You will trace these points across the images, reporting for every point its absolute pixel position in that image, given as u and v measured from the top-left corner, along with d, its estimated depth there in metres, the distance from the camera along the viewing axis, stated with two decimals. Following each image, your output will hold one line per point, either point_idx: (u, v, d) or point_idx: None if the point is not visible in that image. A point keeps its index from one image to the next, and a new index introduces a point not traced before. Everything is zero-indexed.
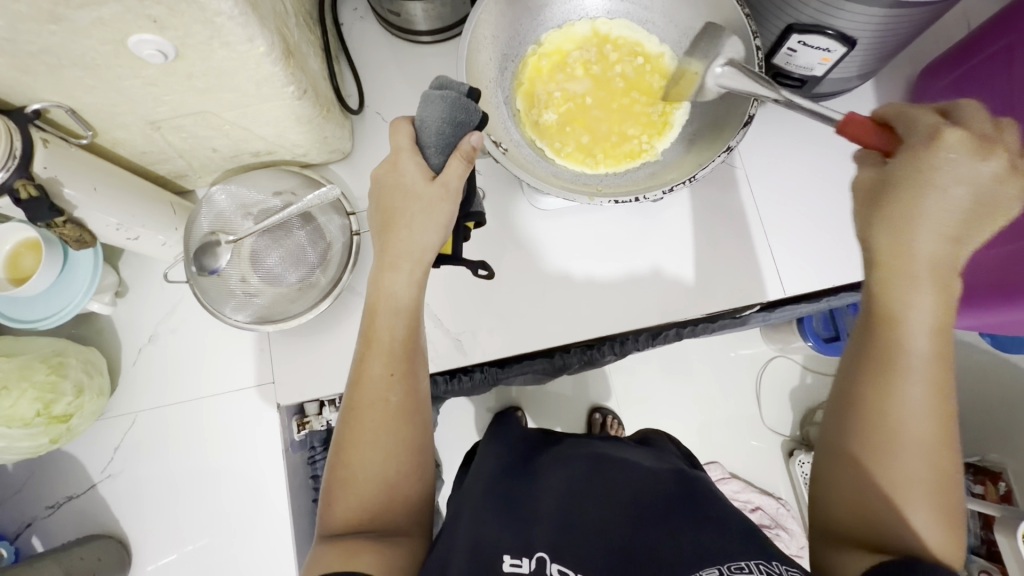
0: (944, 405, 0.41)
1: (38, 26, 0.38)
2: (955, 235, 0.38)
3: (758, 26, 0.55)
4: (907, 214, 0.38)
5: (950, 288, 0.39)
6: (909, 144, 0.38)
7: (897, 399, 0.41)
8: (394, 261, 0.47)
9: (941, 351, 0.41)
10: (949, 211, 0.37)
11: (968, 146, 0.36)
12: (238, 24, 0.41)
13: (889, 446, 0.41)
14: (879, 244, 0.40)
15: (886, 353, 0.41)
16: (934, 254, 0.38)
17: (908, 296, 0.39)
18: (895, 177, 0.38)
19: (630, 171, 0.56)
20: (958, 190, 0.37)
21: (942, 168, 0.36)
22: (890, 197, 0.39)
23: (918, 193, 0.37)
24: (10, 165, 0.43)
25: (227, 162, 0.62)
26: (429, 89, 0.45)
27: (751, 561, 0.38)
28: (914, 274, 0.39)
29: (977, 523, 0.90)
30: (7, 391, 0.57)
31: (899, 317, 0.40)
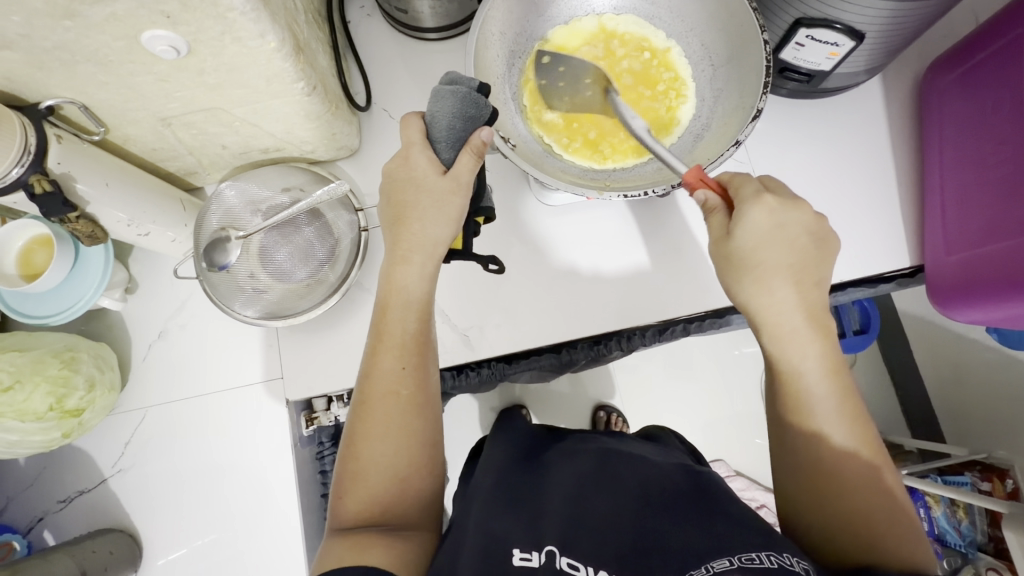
0: (864, 430, 0.44)
1: (53, 22, 0.38)
2: (803, 281, 0.46)
3: (765, 21, 0.55)
4: (760, 273, 0.45)
5: (822, 329, 0.46)
6: (744, 203, 0.45)
7: (818, 436, 0.44)
8: (405, 254, 0.47)
9: (841, 383, 0.45)
10: (792, 262, 0.45)
11: (785, 205, 0.45)
12: (250, 20, 0.41)
13: (831, 475, 0.43)
14: (750, 305, 0.46)
15: (793, 396, 0.46)
16: (797, 302, 0.45)
17: (792, 345, 0.45)
18: (745, 234, 0.45)
19: (639, 166, 0.55)
20: (790, 241, 0.45)
21: (772, 225, 0.44)
22: (745, 256, 0.45)
23: (761, 249, 0.45)
24: (25, 160, 0.44)
25: (237, 159, 0.63)
26: (439, 85, 0.45)
27: (762, 553, 0.38)
28: (785, 325, 0.45)
29: (984, 520, 0.90)
30: (19, 386, 0.57)
31: (790, 364, 0.46)
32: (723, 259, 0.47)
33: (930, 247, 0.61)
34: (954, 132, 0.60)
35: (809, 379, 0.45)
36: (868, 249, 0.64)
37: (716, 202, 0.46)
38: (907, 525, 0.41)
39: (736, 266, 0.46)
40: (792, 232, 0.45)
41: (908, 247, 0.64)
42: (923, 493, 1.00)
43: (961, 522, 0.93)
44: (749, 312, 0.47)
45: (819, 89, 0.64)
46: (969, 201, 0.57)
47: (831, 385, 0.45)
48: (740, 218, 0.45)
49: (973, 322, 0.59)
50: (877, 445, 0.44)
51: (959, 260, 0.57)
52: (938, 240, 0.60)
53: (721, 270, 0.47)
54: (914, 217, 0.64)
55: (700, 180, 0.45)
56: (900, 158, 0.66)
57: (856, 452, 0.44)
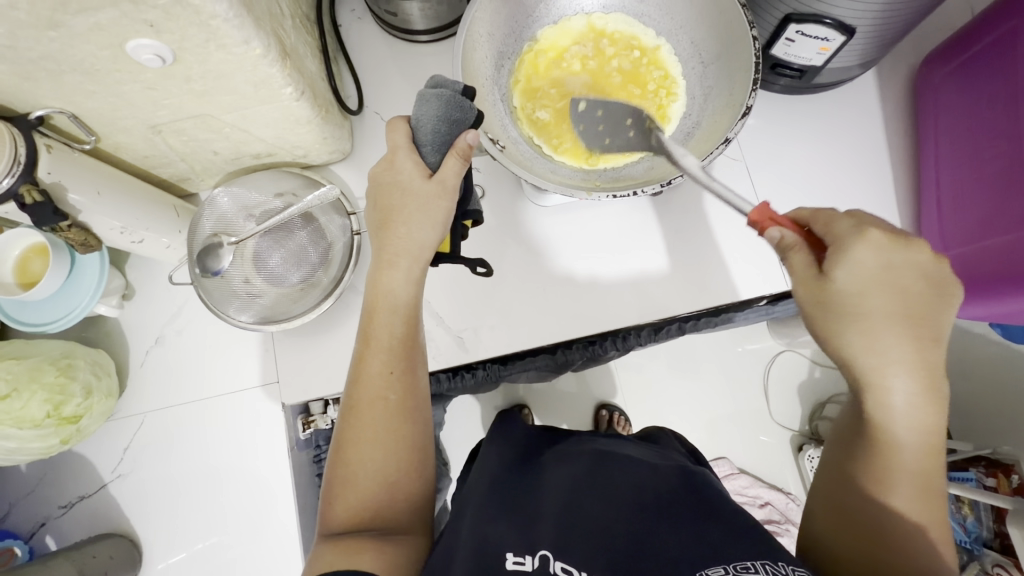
0: (938, 498, 0.41)
1: (37, 33, 0.38)
2: (920, 335, 0.39)
3: (756, 17, 0.55)
4: (867, 321, 0.38)
5: (934, 391, 0.39)
6: (846, 242, 0.38)
7: (889, 494, 0.41)
8: (392, 258, 0.47)
9: (934, 451, 0.41)
10: (907, 312, 0.38)
11: (897, 245, 0.38)
12: (234, 27, 0.41)
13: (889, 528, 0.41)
14: (852, 353, 0.39)
15: (877, 452, 0.41)
16: (913, 360, 0.38)
17: (894, 400, 0.39)
18: (849, 276, 0.38)
19: (629, 166, 0.55)
20: (904, 286, 0.38)
21: (880, 268, 0.38)
22: (847, 301, 0.39)
23: (865, 296, 0.38)
24: (15, 171, 0.44)
25: (229, 165, 0.63)
26: (424, 88, 0.45)
27: (757, 562, 0.38)
28: (890, 383, 0.39)
29: (990, 516, 0.89)
30: (17, 394, 0.57)
31: (886, 419, 0.40)
32: (814, 302, 0.40)
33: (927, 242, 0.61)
34: (949, 128, 0.59)
35: (904, 440, 0.40)
36: None
37: (796, 241, 0.40)
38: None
39: (836, 311, 0.39)
40: (906, 277, 0.38)
41: None
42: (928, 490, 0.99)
43: (966, 518, 0.93)
44: (848, 362, 0.40)
45: (813, 84, 0.63)
46: (964, 196, 0.56)
47: (925, 453, 0.40)
48: (845, 258, 0.38)
49: (970, 318, 0.59)
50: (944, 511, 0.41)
51: (955, 255, 0.56)
52: (934, 235, 0.60)
53: (808, 312, 0.41)
54: (910, 213, 0.64)
55: (771, 219, 0.41)
56: (895, 153, 0.65)
57: (922, 513, 0.41)
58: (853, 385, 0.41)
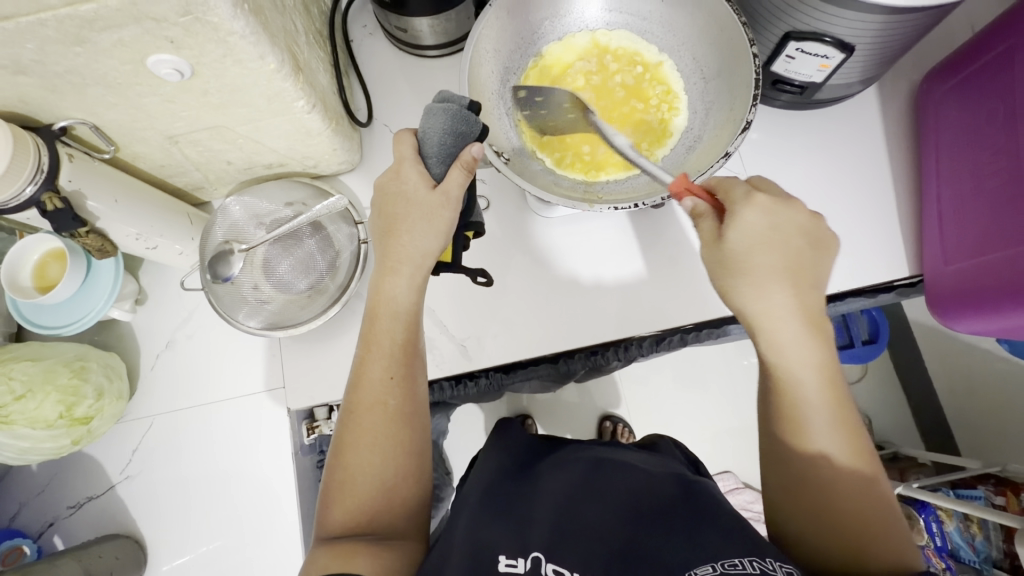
0: (855, 435, 0.43)
1: (64, 48, 0.40)
2: (800, 282, 0.44)
3: (756, 35, 0.56)
4: (756, 273, 0.43)
5: (820, 332, 0.44)
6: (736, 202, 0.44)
7: (812, 442, 0.42)
8: (395, 265, 0.48)
9: (836, 388, 0.43)
10: (787, 262, 0.43)
11: (778, 204, 0.44)
12: (249, 43, 0.43)
13: (822, 482, 0.42)
14: (744, 302, 0.44)
15: (786, 398, 0.43)
16: (795, 304, 0.43)
17: (790, 347, 0.43)
18: (739, 233, 0.43)
19: (631, 179, 0.56)
20: (785, 239, 0.44)
21: (765, 226, 0.43)
22: (739, 254, 0.43)
23: (754, 251, 0.43)
24: (38, 178, 0.46)
25: (242, 174, 0.65)
26: (431, 103, 0.46)
27: (745, 558, 0.38)
28: (780, 330, 0.43)
29: (1000, 536, 0.88)
30: (31, 395, 0.59)
31: (788, 366, 0.43)
32: (714, 261, 0.45)
33: (928, 257, 0.61)
34: (950, 143, 0.60)
35: (805, 381, 0.43)
36: (862, 260, 0.64)
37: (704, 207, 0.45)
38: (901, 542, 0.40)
39: (731, 266, 0.44)
40: (786, 231, 0.44)
41: (906, 256, 0.64)
42: (935, 507, 0.97)
43: (975, 537, 0.91)
44: (744, 312, 0.45)
45: (814, 100, 0.64)
46: (966, 211, 0.56)
47: (827, 389, 0.43)
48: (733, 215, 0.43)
49: (972, 333, 0.59)
50: (870, 455, 0.43)
51: (956, 270, 0.57)
52: (936, 251, 0.60)
53: (712, 273, 0.45)
54: (912, 227, 0.64)
55: (687, 190, 0.45)
56: (897, 169, 0.66)
57: (848, 459, 0.42)
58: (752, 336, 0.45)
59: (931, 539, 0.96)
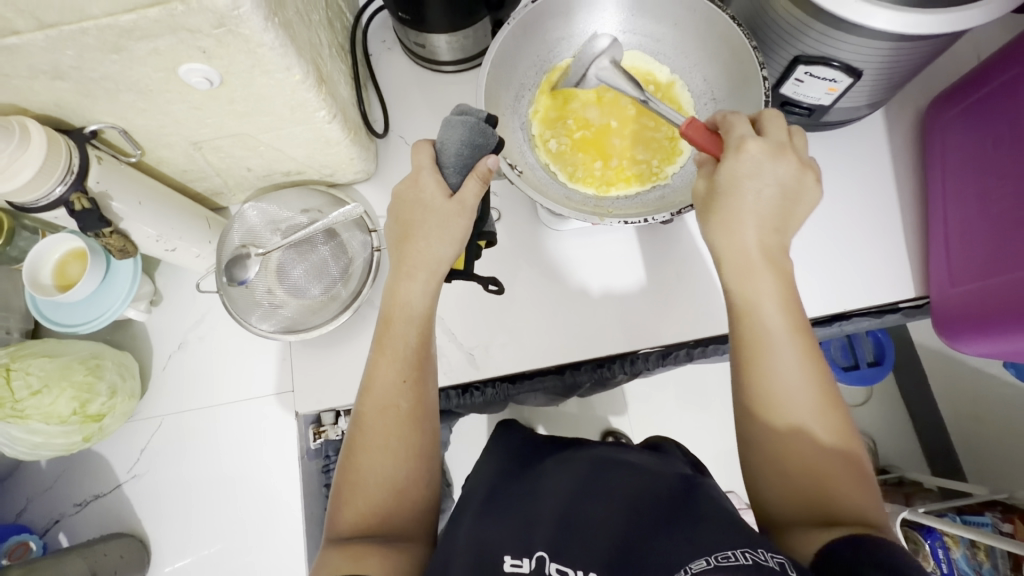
0: (815, 369, 0.45)
1: (102, 56, 0.42)
2: (772, 225, 0.46)
3: (765, 58, 0.58)
4: (731, 217, 0.46)
5: (781, 272, 0.47)
6: (727, 155, 0.46)
7: (773, 375, 0.45)
8: (410, 271, 0.50)
9: (795, 322, 0.46)
10: (764, 209, 0.46)
11: (767, 154, 0.45)
12: (278, 55, 0.45)
13: (783, 419, 0.44)
14: (718, 247, 0.48)
15: (747, 334, 0.46)
16: (760, 244, 0.46)
17: (756, 291, 0.46)
18: (725, 180, 0.46)
19: (642, 194, 0.58)
20: (767, 190, 0.45)
21: (752, 173, 0.45)
22: (722, 198, 0.47)
23: (737, 194, 0.46)
24: (68, 179, 0.47)
25: (260, 181, 0.66)
26: (450, 115, 0.48)
27: (738, 550, 0.38)
28: (750, 269, 0.46)
29: (1008, 564, 0.88)
30: (47, 390, 0.60)
31: (754, 307, 0.46)
32: (706, 197, 0.48)
33: (935, 279, 0.62)
34: (957, 167, 0.61)
35: (764, 316, 0.46)
36: (870, 280, 0.64)
37: (705, 158, 0.49)
38: (861, 477, 0.43)
39: (714, 209, 0.47)
40: (766, 180, 0.45)
41: (912, 276, 0.64)
42: (941, 533, 0.95)
43: (982, 564, 0.90)
44: (717, 255, 0.48)
45: (821, 122, 0.65)
46: (970, 235, 0.57)
47: (785, 322, 0.46)
48: (721, 168, 0.46)
49: (978, 355, 0.59)
50: (833, 396, 0.45)
51: (963, 291, 0.57)
52: (942, 273, 0.61)
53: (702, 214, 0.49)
54: (919, 248, 0.65)
55: (696, 134, 0.48)
56: (903, 190, 0.67)
57: (812, 397, 0.44)
58: (724, 279, 0.48)
59: (938, 566, 0.94)
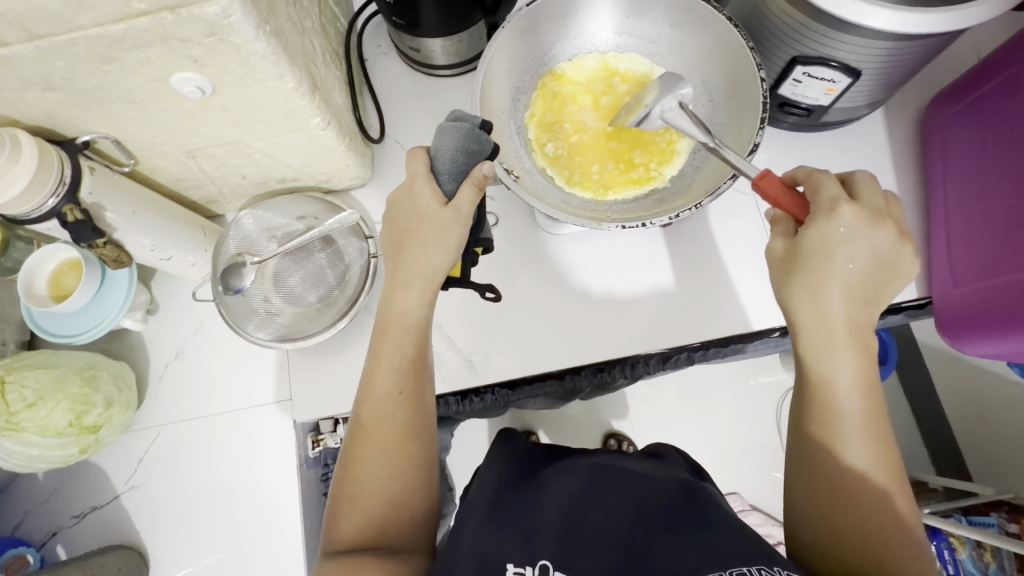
0: (886, 450, 0.44)
1: (92, 66, 0.42)
2: (858, 297, 0.45)
3: (763, 59, 0.57)
4: (817, 283, 0.45)
5: (864, 346, 0.45)
6: (816, 216, 0.45)
7: (845, 448, 0.44)
8: (406, 279, 0.49)
9: (871, 398, 0.45)
10: (854, 279, 0.44)
11: (862, 223, 0.44)
12: (270, 63, 0.44)
13: (849, 493, 0.43)
14: (797, 311, 0.46)
15: (822, 402, 0.45)
16: (846, 316, 0.45)
17: (835, 361, 0.45)
18: (812, 242, 0.45)
19: (639, 198, 0.58)
20: (859, 260, 0.44)
21: (845, 239, 0.44)
22: (808, 260, 0.45)
23: (825, 258, 0.44)
24: (60, 191, 0.47)
25: (256, 189, 0.66)
26: (444, 121, 0.48)
27: (751, 567, 0.38)
28: (833, 340, 0.45)
29: (1015, 564, 0.87)
30: (42, 402, 0.59)
31: (830, 377, 0.45)
32: (787, 256, 0.47)
33: (936, 279, 0.61)
34: (958, 165, 0.60)
35: (843, 387, 0.45)
36: None
37: (786, 214, 0.48)
38: (921, 558, 0.42)
39: (794, 270, 0.46)
40: (859, 252, 0.44)
41: (914, 276, 0.63)
42: (947, 533, 0.94)
43: (989, 566, 0.90)
44: (793, 319, 0.47)
45: (821, 123, 0.65)
46: (972, 234, 0.57)
47: (864, 397, 0.44)
48: (809, 229, 0.45)
49: (982, 356, 0.58)
50: (899, 480, 0.44)
51: (966, 292, 0.57)
52: (944, 272, 0.60)
53: (777, 273, 0.48)
54: (921, 248, 0.64)
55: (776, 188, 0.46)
56: (904, 190, 0.66)
57: (879, 474, 0.44)
58: (797, 343, 0.47)
59: (944, 567, 0.92)
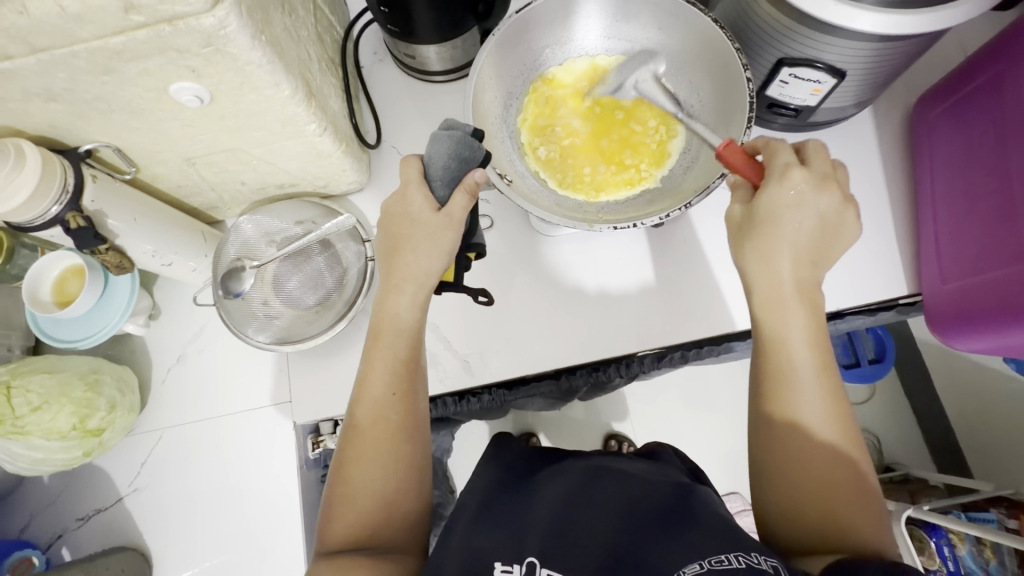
0: (839, 405, 0.46)
1: (94, 77, 0.43)
2: (805, 259, 0.47)
3: (750, 61, 0.59)
4: (767, 246, 0.46)
5: (814, 307, 0.47)
6: (769, 183, 0.46)
7: (800, 403, 0.45)
8: (399, 284, 0.51)
9: (823, 356, 0.46)
10: (801, 242, 0.46)
11: (810, 187, 0.45)
12: (266, 71, 0.46)
13: (801, 446, 0.44)
14: (750, 274, 0.48)
15: (775, 360, 0.46)
16: (794, 276, 0.47)
17: (785, 321, 0.46)
18: (764, 207, 0.46)
19: (631, 199, 0.59)
20: (808, 222, 0.46)
21: (794, 203, 0.45)
22: (760, 223, 0.47)
23: (776, 221, 0.46)
24: (63, 199, 0.48)
25: (255, 195, 0.67)
26: (437, 129, 0.49)
27: (730, 554, 0.39)
28: (783, 300, 0.46)
29: (1015, 560, 0.86)
30: (47, 406, 0.60)
31: (782, 336, 0.46)
32: (743, 222, 0.48)
33: (926, 277, 0.62)
34: (945, 164, 0.61)
35: (794, 345, 0.46)
36: (863, 278, 0.64)
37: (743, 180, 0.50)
38: (876, 507, 0.43)
39: (748, 235, 0.47)
40: (808, 215, 0.45)
41: (904, 274, 0.64)
42: (946, 530, 0.95)
43: (989, 562, 0.89)
44: (747, 282, 0.48)
45: (809, 123, 0.66)
46: (960, 232, 0.58)
47: (814, 354, 0.46)
48: (762, 196, 0.47)
49: (976, 351, 0.59)
50: (853, 434, 0.45)
51: (955, 288, 0.57)
52: (934, 270, 0.61)
53: (734, 239, 0.49)
54: (911, 247, 0.65)
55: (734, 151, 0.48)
56: (894, 188, 0.67)
57: (833, 427, 0.45)
58: (752, 306, 0.48)
59: (943, 564, 0.93)
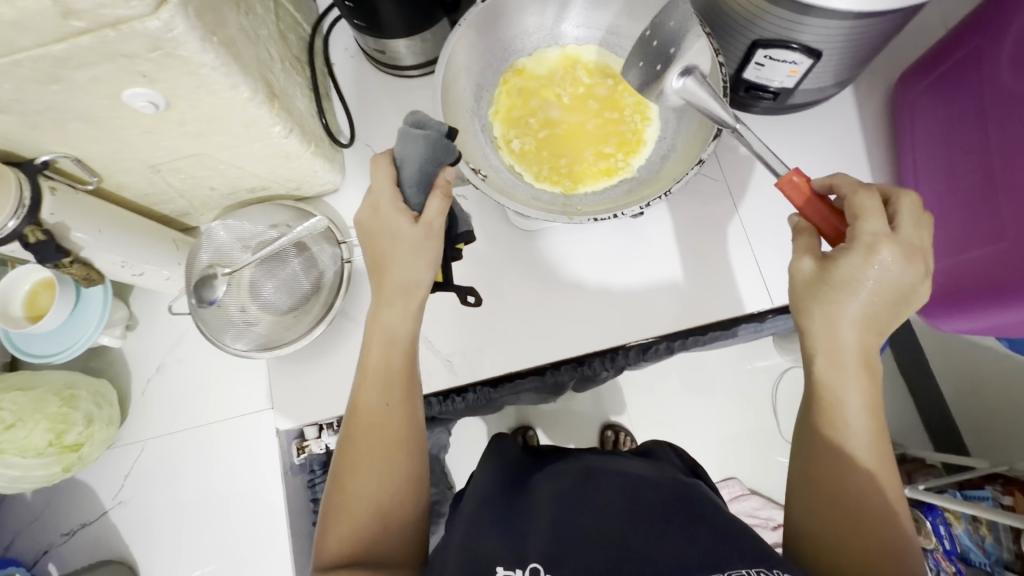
0: (888, 472, 0.45)
1: (41, 87, 0.42)
2: (871, 327, 0.44)
3: (723, 45, 0.57)
4: (835, 309, 0.44)
5: (871, 373, 0.45)
6: (853, 248, 0.42)
7: (851, 467, 0.44)
8: (389, 296, 0.50)
9: (877, 422, 0.45)
10: (874, 312, 0.43)
11: (898, 262, 0.42)
12: (221, 74, 0.44)
13: (852, 513, 0.43)
14: (813, 331, 0.45)
15: (829, 421, 0.45)
16: (858, 343, 0.44)
17: (844, 387, 0.44)
18: (840, 276, 0.43)
19: (609, 189, 0.57)
20: (884, 293, 0.43)
21: (875, 279, 0.42)
22: (836, 287, 0.43)
23: (852, 292, 0.43)
24: (20, 213, 0.47)
25: (226, 200, 0.66)
26: (405, 127, 0.47)
27: (749, 569, 0.38)
28: (844, 367, 0.44)
29: (1010, 537, 0.86)
30: (21, 423, 0.60)
31: (839, 400, 0.44)
32: (810, 276, 0.45)
33: None
34: (927, 143, 0.59)
35: (852, 412, 0.44)
36: None
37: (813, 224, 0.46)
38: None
39: (815, 290, 0.44)
40: (888, 288, 0.42)
41: None
42: (942, 508, 0.94)
43: (984, 539, 0.88)
44: (807, 341, 0.46)
45: (789, 105, 0.65)
46: (945, 211, 0.56)
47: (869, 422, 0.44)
48: (841, 262, 0.43)
49: (967, 333, 0.58)
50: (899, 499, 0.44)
51: (941, 269, 0.56)
52: None
53: (799, 290, 0.46)
54: None
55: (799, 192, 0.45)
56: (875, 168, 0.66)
57: (880, 494, 0.44)
58: (809, 364, 0.46)
59: (940, 543, 0.93)
